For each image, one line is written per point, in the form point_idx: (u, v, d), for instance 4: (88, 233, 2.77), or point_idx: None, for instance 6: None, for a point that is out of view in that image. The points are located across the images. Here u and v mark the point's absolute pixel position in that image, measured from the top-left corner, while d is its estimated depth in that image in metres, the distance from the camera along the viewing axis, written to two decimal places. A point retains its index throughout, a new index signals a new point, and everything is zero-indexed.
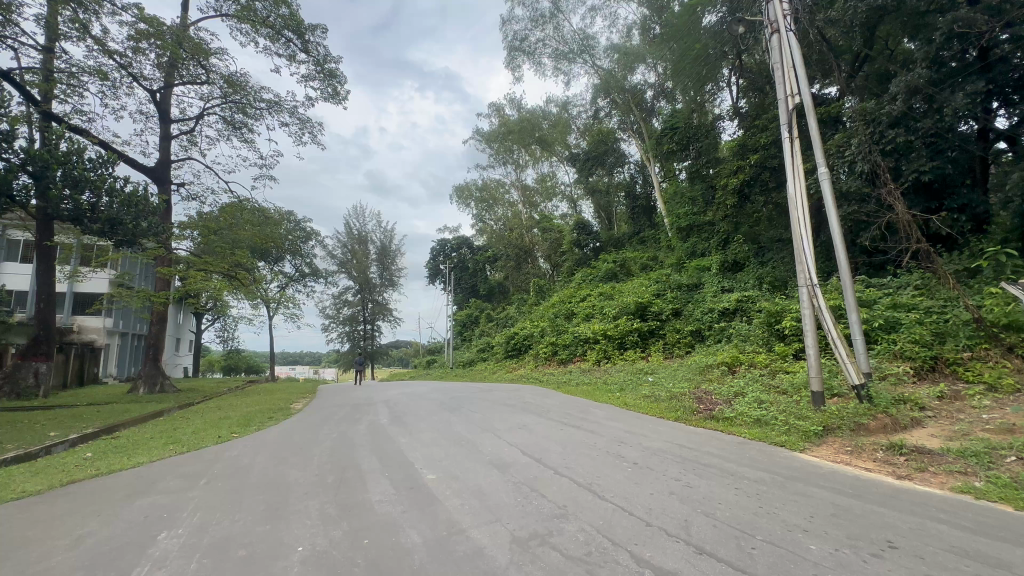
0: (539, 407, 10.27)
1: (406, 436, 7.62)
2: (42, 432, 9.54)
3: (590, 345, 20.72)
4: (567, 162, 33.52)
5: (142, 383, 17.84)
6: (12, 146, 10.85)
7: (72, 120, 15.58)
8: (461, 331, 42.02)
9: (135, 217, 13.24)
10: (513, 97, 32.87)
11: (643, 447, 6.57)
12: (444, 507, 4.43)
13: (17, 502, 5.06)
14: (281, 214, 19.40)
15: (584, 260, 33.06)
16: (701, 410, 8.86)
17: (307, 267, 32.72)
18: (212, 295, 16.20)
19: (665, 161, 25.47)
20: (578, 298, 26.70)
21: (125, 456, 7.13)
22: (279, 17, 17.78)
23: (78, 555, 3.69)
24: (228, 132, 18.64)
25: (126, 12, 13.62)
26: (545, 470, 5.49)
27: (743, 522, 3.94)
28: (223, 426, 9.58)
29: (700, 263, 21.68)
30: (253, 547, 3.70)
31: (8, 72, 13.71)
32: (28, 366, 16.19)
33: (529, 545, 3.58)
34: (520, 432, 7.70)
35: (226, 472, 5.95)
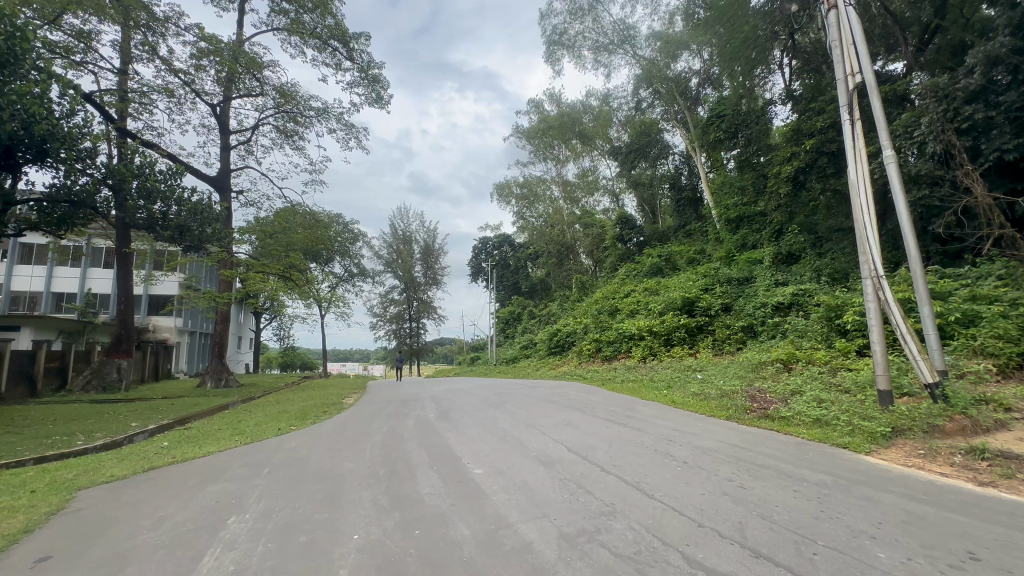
0: (584, 404, 10.18)
1: (453, 431, 7.76)
2: (125, 422, 10.44)
3: (636, 342, 20.23)
4: (608, 155, 32.93)
5: (209, 378, 19.15)
6: (94, 162, 11.87)
7: (144, 135, 16.91)
8: (503, 328, 42.41)
9: (201, 224, 14.19)
10: (553, 92, 32.62)
11: (692, 446, 6.37)
12: (492, 501, 4.50)
13: (107, 485, 5.59)
14: (330, 217, 20.23)
15: (628, 255, 32.43)
16: (754, 409, 8.49)
17: (355, 267, 33.94)
18: (270, 296, 17.12)
19: (712, 150, 24.53)
20: (622, 294, 26.19)
21: (196, 445, 7.70)
22: (326, 27, 18.52)
23: (158, 535, 4.02)
24: (282, 141, 19.67)
25: (189, 33, 14.63)
26: (591, 468, 5.45)
27: (804, 526, 3.75)
28: (283, 419, 10.11)
29: (751, 256, 20.79)
30: (313, 534, 3.90)
31: (90, 94, 15.03)
32: (111, 362, 17.72)
33: (576, 541, 3.57)
34: (565, 429, 7.67)
35: (286, 462, 6.29)
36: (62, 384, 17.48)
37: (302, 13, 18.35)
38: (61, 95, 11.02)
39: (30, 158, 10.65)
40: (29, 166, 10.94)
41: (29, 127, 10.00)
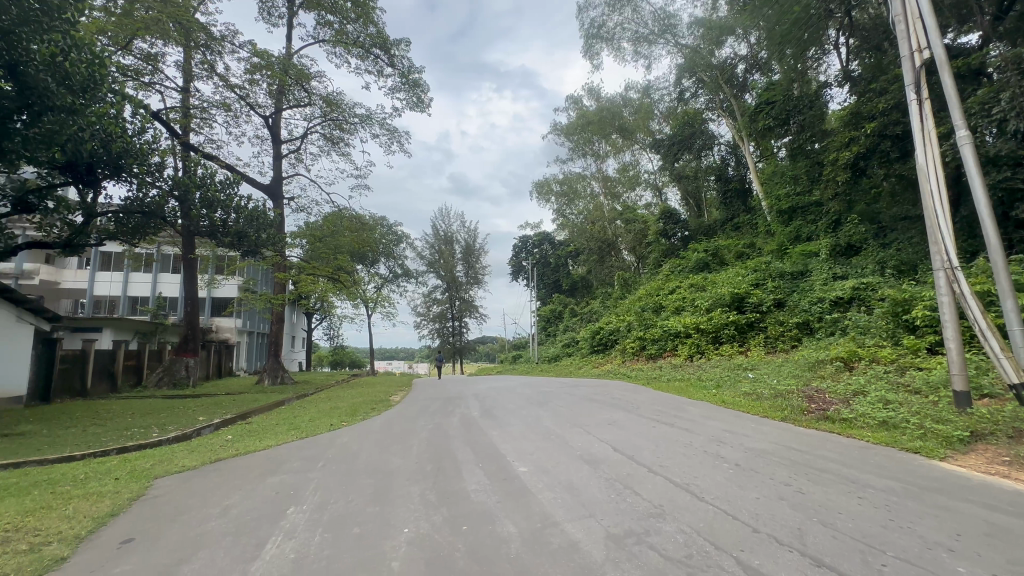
0: (629, 403, 10.00)
1: (497, 429, 7.84)
2: (193, 416, 11.22)
3: (682, 340, 19.65)
4: (650, 149, 32.10)
5: (266, 375, 20.21)
6: (161, 175, 12.74)
7: (205, 148, 18.09)
8: (544, 326, 42.34)
9: (257, 230, 15.05)
10: (592, 87, 32.13)
11: (744, 448, 6.13)
12: (537, 499, 4.50)
13: (179, 475, 6.02)
14: (375, 220, 20.92)
15: (672, 251, 31.54)
16: (812, 410, 8.06)
17: (400, 268, 34.83)
18: (320, 297, 17.87)
19: (760, 139, 23.42)
20: (667, 291, 25.51)
21: (257, 439, 8.16)
22: (368, 36, 19.14)
23: (225, 523, 4.30)
24: (329, 148, 20.48)
25: (243, 50, 15.52)
26: (638, 468, 5.35)
27: (871, 535, 3.52)
28: (334, 415, 10.55)
29: (805, 248, 19.70)
30: (366, 526, 4.04)
31: (158, 112, 16.23)
32: (180, 360, 19.10)
33: (625, 542, 3.52)
34: (610, 428, 7.55)
35: (338, 457, 6.56)
36: (138, 381, 18.97)
37: (346, 23, 18.99)
38: (133, 114, 11.96)
39: (108, 173, 11.58)
40: (108, 181, 11.87)
41: (107, 145, 10.98)
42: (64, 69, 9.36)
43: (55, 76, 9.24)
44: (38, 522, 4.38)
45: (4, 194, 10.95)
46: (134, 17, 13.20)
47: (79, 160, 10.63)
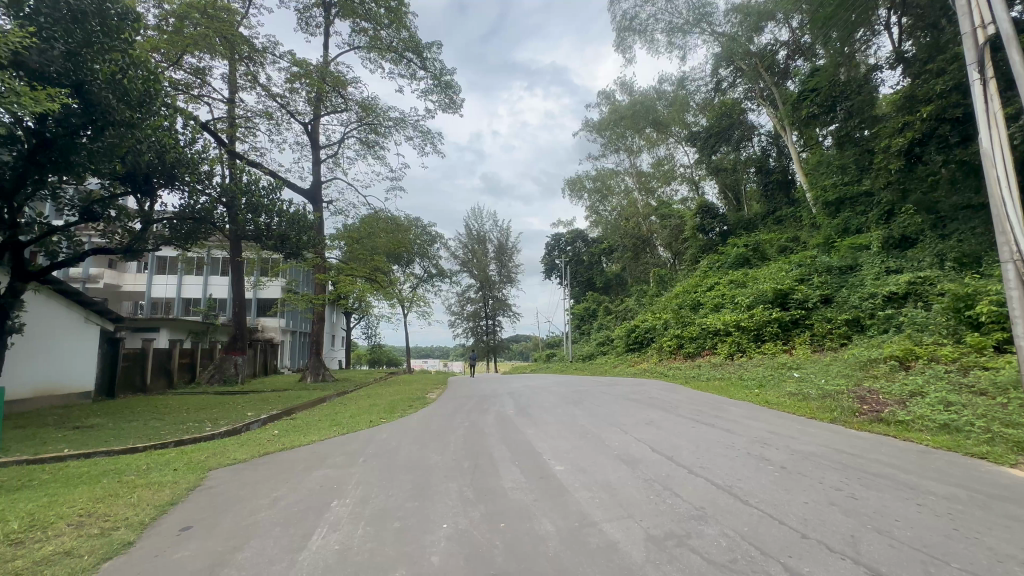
0: (667, 403, 9.78)
1: (532, 427, 7.83)
2: (241, 412, 11.76)
3: (722, 338, 19.05)
4: (686, 142, 31.23)
5: (309, 373, 20.97)
6: (210, 183, 13.36)
7: (249, 156, 18.90)
8: (578, 324, 42.00)
9: (298, 232, 15.67)
10: (624, 81, 31.56)
11: (791, 450, 5.89)
12: (575, 498, 4.47)
13: (231, 467, 6.35)
14: (410, 221, 21.31)
15: (710, 246, 30.57)
16: (864, 412, 7.66)
17: (434, 268, 35.36)
18: (359, 297, 18.35)
19: (804, 128, 22.36)
20: (705, 288, 24.80)
21: (301, 435, 8.49)
22: (401, 40, 19.48)
23: (274, 514, 4.49)
24: (365, 152, 20.98)
25: (283, 60, 16.14)
26: (678, 469, 5.22)
27: (932, 545, 3.31)
28: (373, 412, 10.83)
29: (855, 240, 18.70)
30: (406, 520, 4.13)
31: (206, 123, 17.08)
32: (229, 358, 20.09)
33: (665, 544, 3.45)
34: (648, 428, 7.41)
35: (378, 453, 6.74)
36: (192, 377, 20.06)
37: (380, 30, 19.39)
38: (185, 126, 12.66)
39: (163, 182, 12.22)
40: (163, 190, 12.51)
41: (162, 156, 11.70)
42: (123, 86, 10.03)
43: (115, 94, 9.92)
44: (108, 508, 4.71)
45: (72, 205, 11.80)
46: (184, 34, 13.97)
47: (137, 172, 11.34)
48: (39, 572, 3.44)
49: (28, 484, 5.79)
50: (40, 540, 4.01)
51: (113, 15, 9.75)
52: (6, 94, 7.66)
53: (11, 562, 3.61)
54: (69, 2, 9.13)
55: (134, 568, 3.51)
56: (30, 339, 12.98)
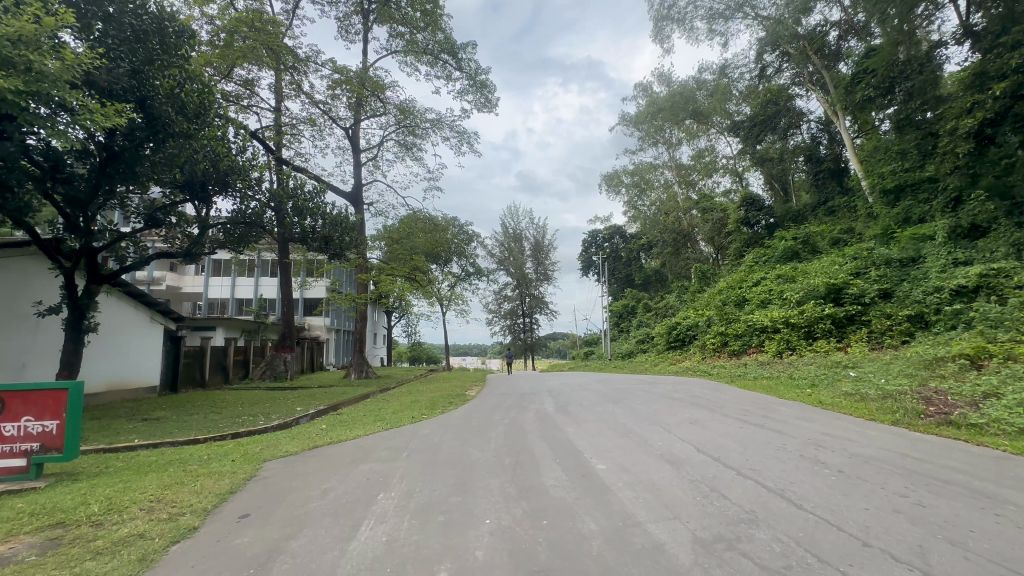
0: (712, 402, 9.48)
1: (572, 425, 7.78)
2: (290, 407, 12.27)
3: (769, 335, 18.26)
4: (728, 132, 30.09)
5: (353, 369, 21.68)
6: (260, 188, 14.00)
7: (295, 162, 19.68)
8: (617, 322, 41.32)
9: (341, 234, 16.19)
10: (661, 72, 30.73)
11: (849, 453, 5.57)
12: (618, 498, 4.41)
13: (283, 459, 6.65)
14: (447, 221, 21.57)
15: (755, 240, 29.35)
16: (930, 414, 7.14)
17: (472, 266, 35.69)
18: (399, 295, 18.75)
19: (859, 112, 21.03)
20: (751, 283, 23.84)
21: (347, 429, 8.79)
22: (436, 42, 19.75)
23: (323, 505, 4.66)
24: (403, 154, 21.40)
25: (325, 68, 16.69)
26: (725, 470, 5.05)
27: (1014, 560, 3.05)
28: (415, 408, 11.07)
29: (917, 230, 17.42)
30: (450, 515, 4.20)
31: (255, 132, 17.95)
32: (279, 355, 21.02)
33: (715, 548, 3.34)
34: (692, 428, 7.21)
35: (420, 448, 6.87)
36: (246, 373, 21.14)
37: (416, 33, 19.72)
38: (235, 134, 13.33)
39: (217, 190, 12.88)
40: (217, 196, 13.20)
41: (216, 164, 12.36)
42: (180, 100, 10.65)
43: (174, 107, 10.61)
44: (174, 495, 5.04)
45: (138, 213, 12.66)
46: (234, 48, 14.72)
47: (194, 180, 12.04)
48: (117, 553, 3.73)
49: (106, 471, 6.29)
50: (117, 522, 4.33)
51: (170, 33, 10.45)
52: (81, 112, 8.32)
53: (92, 542, 3.93)
54: (132, 24, 9.86)
55: (199, 552, 3.74)
56: (104, 337, 14.05)
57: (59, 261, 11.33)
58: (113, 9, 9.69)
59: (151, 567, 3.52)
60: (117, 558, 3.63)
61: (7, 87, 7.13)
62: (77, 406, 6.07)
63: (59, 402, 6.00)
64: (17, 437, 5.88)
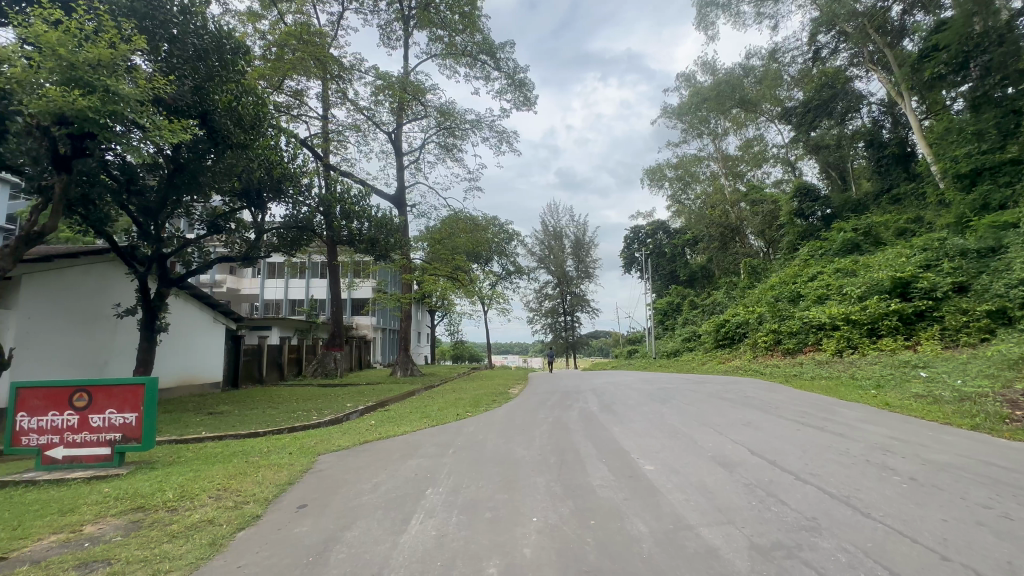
0: (765, 403, 9.09)
1: (618, 425, 7.65)
2: (341, 403, 12.75)
3: (828, 333, 17.25)
4: (779, 119, 28.63)
5: (399, 367, 22.29)
6: (310, 194, 14.64)
7: (342, 167, 20.42)
8: (662, 319, 40.31)
9: (387, 236, 16.68)
10: (705, 60, 29.63)
11: (922, 459, 5.17)
12: (668, 500, 4.29)
13: (337, 453, 6.93)
14: (488, 220, 21.74)
15: (811, 232, 27.78)
16: (1015, 418, 6.51)
17: (512, 265, 35.79)
18: (441, 295, 19.07)
19: (927, 91, 19.44)
20: (807, 278, 22.58)
21: (395, 425, 9.04)
22: (474, 43, 19.97)
23: (375, 498, 4.81)
24: (444, 156, 21.76)
25: (368, 75, 17.21)
26: (783, 475, 4.81)
27: None
28: (459, 405, 11.22)
29: (998, 217, 15.90)
30: (497, 512, 4.23)
31: (305, 140, 18.76)
32: (329, 354, 21.90)
33: (774, 556, 3.19)
34: (745, 429, 6.93)
35: (466, 445, 6.96)
36: (299, 371, 22.16)
37: (454, 36, 20.00)
38: (287, 143, 14.01)
39: (272, 197, 13.54)
40: (272, 203, 13.88)
41: (270, 172, 13.03)
42: (238, 113, 11.35)
43: (232, 120, 11.31)
44: (239, 485, 5.36)
45: (202, 220, 13.51)
46: (285, 60, 15.44)
47: (251, 188, 12.73)
48: (190, 536, 4.02)
49: (180, 460, 6.79)
50: (189, 508, 4.66)
51: (228, 51, 11.05)
52: (151, 128, 8.96)
53: (169, 526, 4.25)
54: (195, 43, 10.56)
55: (263, 539, 3.96)
56: (174, 336, 15.14)
57: (135, 266, 12.28)
58: (177, 30, 10.32)
59: (219, 552, 3.76)
60: (190, 542, 3.90)
61: (85, 105, 7.78)
62: (152, 400, 6.56)
63: (137, 396, 6.52)
64: (102, 427, 6.45)
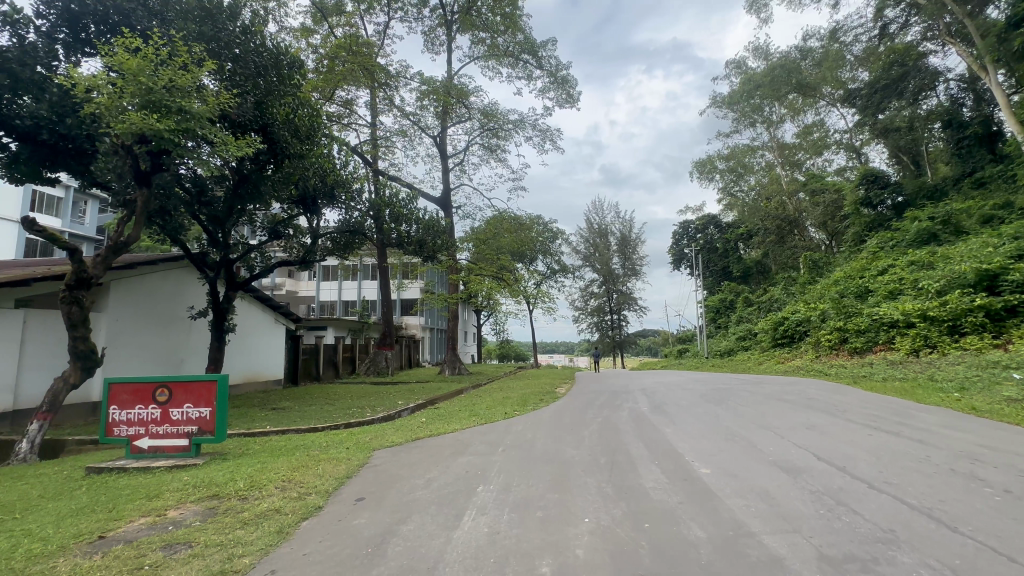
0: (831, 405, 8.53)
1: (671, 426, 7.44)
2: (392, 401, 13.11)
3: (901, 331, 15.99)
4: (841, 102, 26.77)
5: (447, 366, 22.71)
6: (361, 199, 15.17)
7: (390, 172, 21.07)
8: (714, 317, 38.82)
9: (434, 237, 17.05)
10: (757, 45, 28.21)
11: (1018, 470, 4.68)
12: (726, 505, 4.13)
13: (390, 449, 7.16)
14: (532, 219, 21.77)
15: (879, 222, 25.93)
16: None
17: (557, 264, 35.61)
18: (487, 295, 19.22)
19: (1016, 62, 17.53)
20: (876, 272, 21.01)
21: (445, 423, 9.23)
22: (516, 44, 20.01)
23: (428, 494, 4.93)
24: (488, 157, 21.97)
25: (413, 81, 17.68)
26: (853, 482, 4.51)
27: None
28: (507, 404, 11.28)
29: None
30: (548, 511, 4.22)
31: (355, 147, 19.51)
32: (381, 353, 22.63)
33: (846, 568, 2.98)
34: (810, 433, 6.54)
35: (515, 444, 6.99)
36: (352, 369, 23.05)
37: (497, 37, 20.15)
38: (339, 151, 14.64)
39: (326, 202, 14.17)
40: (327, 208, 14.52)
41: (324, 179, 13.64)
42: (295, 124, 11.94)
43: (290, 131, 11.95)
44: (302, 477, 5.65)
45: (263, 227, 14.34)
46: (336, 71, 16.08)
47: (307, 195, 13.40)
48: (260, 523, 4.29)
49: (248, 452, 7.24)
50: (259, 497, 4.97)
51: (284, 66, 11.73)
52: (219, 144, 9.60)
53: (241, 513, 4.54)
54: (254, 60, 11.21)
55: (325, 529, 4.15)
56: (241, 336, 16.18)
57: (206, 272, 13.22)
58: (239, 50, 11.01)
59: (286, 540, 3.97)
60: (260, 529, 4.16)
61: (164, 127, 8.46)
62: (223, 395, 7.04)
63: (211, 391, 7.02)
64: (181, 421, 7.00)
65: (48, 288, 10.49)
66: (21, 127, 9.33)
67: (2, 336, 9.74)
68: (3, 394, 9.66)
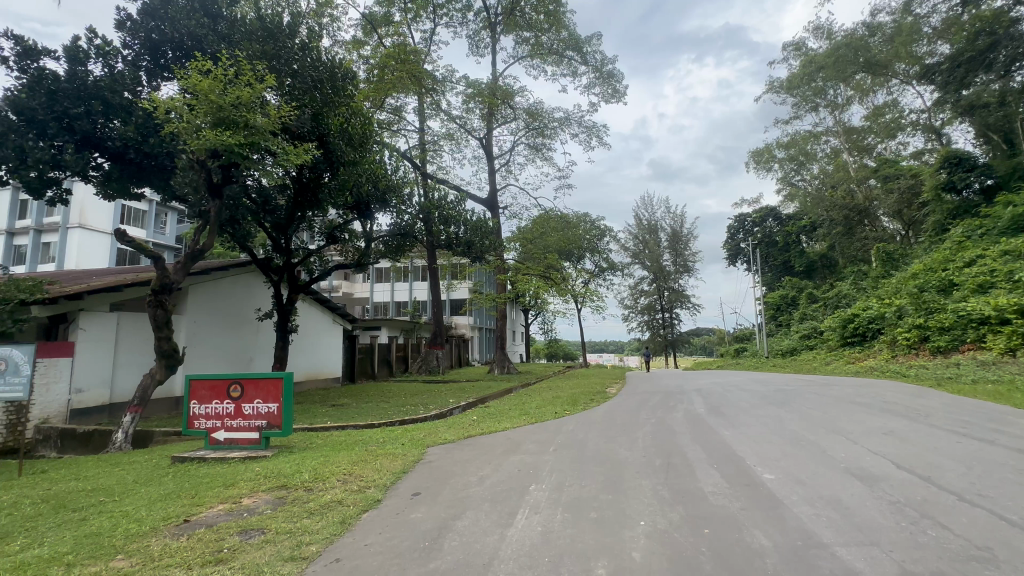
0: (912, 409, 7.83)
1: (730, 428, 7.12)
2: (444, 399, 13.38)
3: (993, 329, 14.45)
4: (917, 80, 24.55)
5: (496, 365, 22.89)
6: (410, 203, 15.62)
7: (438, 175, 21.53)
8: (774, 315, 36.79)
9: (481, 239, 17.22)
10: (819, 24, 26.49)
11: None
12: (794, 513, 3.90)
13: (443, 446, 7.32)
14: (579, 217, 21.58)
15: (965, 209, 23.64)
16: None
17: (605, 261, 34.99)
18: (534, 295, 18.57)
19: None
20: (961, 264, 19.12)
21: (496, 421, 9.32)
22: (560, 41, 19.86)
23: (481, 491, 5.00)
24: (533, 156, 21.95)
25: (460, 85, 18.01)
26: (939, 494, 4.12)
27: None
28: (557, 404, 11.19)
29: None
30: (603, 512, 4.16)
31: (405, 153, 20.12)
32: (432, 352, 23.13)
33: None
34: (888, 439, 6.02)
35: (566, 444, 6.94)
36: (405, 367, 23.74)
37: (540, 35, 20.14)
38: (390, 157, 15.17)
39: (378, 206, 14.70)
40: (379, 212, 15.08)
41: (376, 184, 14.18)
42: (348, 133, 12.50)
43: (344, 140, 12.51)
44: (362, 471, 5.89)
45: (321, 231, 15.07)
46: (385, 80, 16.59)
47: (361, 200, 13.96)
48: (325, 513, 4.52)
49: (312, 446, 7.65)
50: (323, 489, 5.24)
51: (338, 78, 12.30)
52: (281, 155, 10.20)
53: (307, 503, 4.81)
54: (312, 74, 11.82)
55: (385, 521, 4.31)
56: (302, 336, 17.09)
57: (271, 276, 14.08)
58: (298, 65, 11.64)
59: (349, 530, 4.16)
60: (325, 519, 4.39)
61: (234, 142, 9.11)
62: (289, 392, 7.47)
63: (278, 388, 7.47)
64: (252, 415, 7.50)
65: (138, 293, 11.57)
66: (113, 148, 10.40)
67: (101, 336, 10.84)
68: (100, 388, 10.74)
